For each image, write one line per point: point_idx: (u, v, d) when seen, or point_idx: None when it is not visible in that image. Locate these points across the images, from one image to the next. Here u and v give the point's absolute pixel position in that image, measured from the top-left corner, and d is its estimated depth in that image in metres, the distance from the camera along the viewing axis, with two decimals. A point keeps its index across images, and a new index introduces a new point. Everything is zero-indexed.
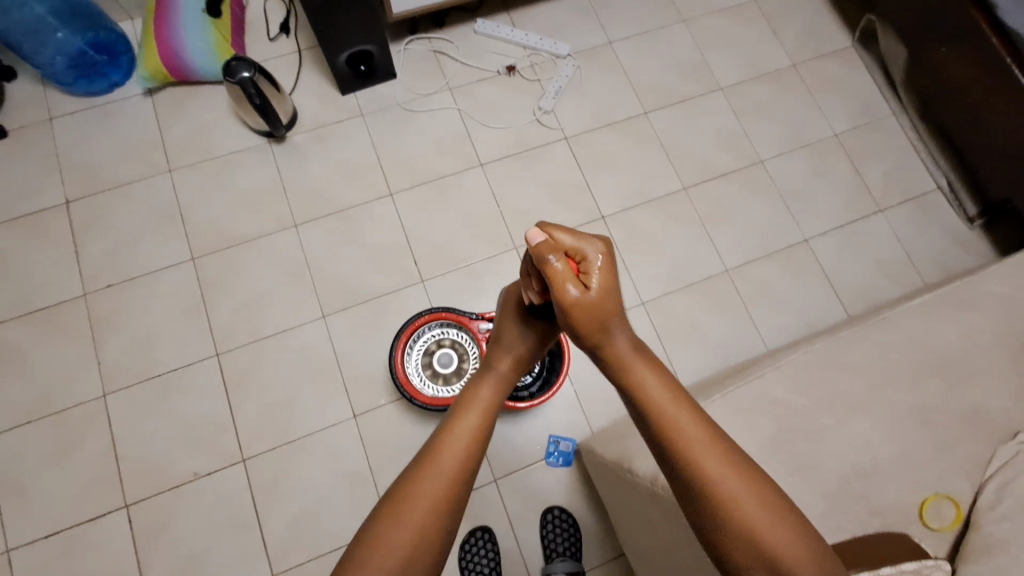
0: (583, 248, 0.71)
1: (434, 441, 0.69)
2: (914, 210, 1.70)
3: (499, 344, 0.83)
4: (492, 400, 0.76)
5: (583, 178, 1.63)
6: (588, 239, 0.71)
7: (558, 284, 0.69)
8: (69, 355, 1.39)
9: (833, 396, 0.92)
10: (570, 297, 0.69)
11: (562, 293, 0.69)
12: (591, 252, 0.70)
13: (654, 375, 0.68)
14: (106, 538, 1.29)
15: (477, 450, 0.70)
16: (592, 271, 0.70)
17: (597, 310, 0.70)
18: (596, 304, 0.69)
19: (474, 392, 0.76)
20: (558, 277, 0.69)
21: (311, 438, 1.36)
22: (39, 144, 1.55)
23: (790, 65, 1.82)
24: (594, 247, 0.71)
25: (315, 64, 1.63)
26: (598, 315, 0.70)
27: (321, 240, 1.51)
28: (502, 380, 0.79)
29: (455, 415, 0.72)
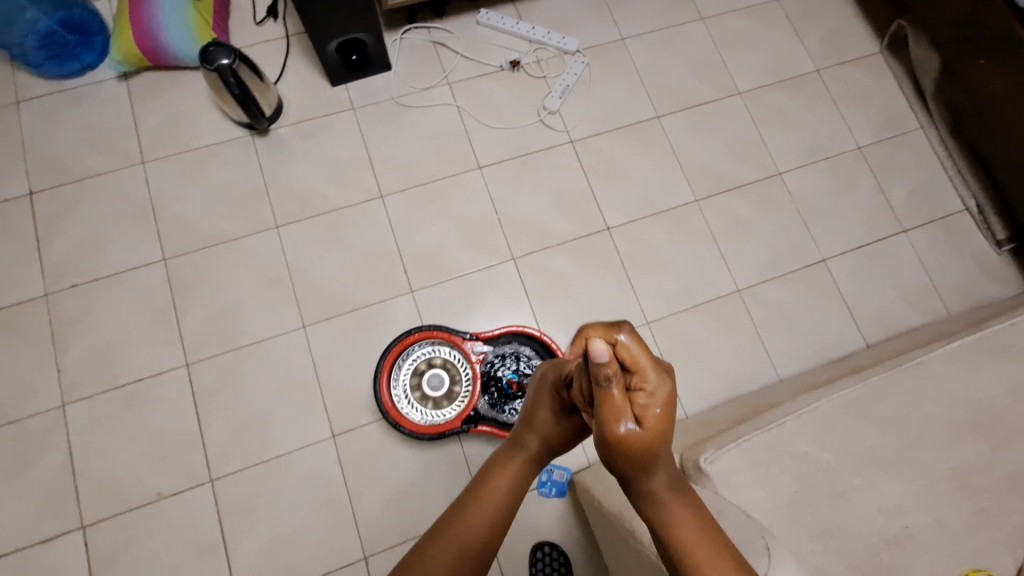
0: (652, 379, 0.55)
1: (449, 523, 0.62)
2: (940, 232, 1.59)
3: (530, 423, 0.69)
4: (513, 490, 0.66)
5: (588, 185, 1.52)
6: (660, 371, 0.56)
7: (613, 409, 0.54)
8: (28, 360, 1.29)
9: (859, 453, 0.82)
10: (622, 432, 0.55)
11: (611, 425, 0.55)
12: (656, 387, 0.55)
13: (700, 529, 0.58)
14: (60, 561, 1.19)
15: (491, 546, 0.62)
16: (653, 410, 0.56)
17: (647, 450, 0.57)
18: (648, 443, 0.57)
19: (497, 475, 0.67)
20: (617, 401, 0.54)
21: (286, 458, 1.26)
22: (3, 129, 1.43)
23: (813, 71, 1.70)
24: (659, 378, 0.56)
25: (304, 52, 1.51)
26: (646, 455, 0.57)
27: (304, 243, 1.40)
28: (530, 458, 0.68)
29: (474, 498, 0.65)
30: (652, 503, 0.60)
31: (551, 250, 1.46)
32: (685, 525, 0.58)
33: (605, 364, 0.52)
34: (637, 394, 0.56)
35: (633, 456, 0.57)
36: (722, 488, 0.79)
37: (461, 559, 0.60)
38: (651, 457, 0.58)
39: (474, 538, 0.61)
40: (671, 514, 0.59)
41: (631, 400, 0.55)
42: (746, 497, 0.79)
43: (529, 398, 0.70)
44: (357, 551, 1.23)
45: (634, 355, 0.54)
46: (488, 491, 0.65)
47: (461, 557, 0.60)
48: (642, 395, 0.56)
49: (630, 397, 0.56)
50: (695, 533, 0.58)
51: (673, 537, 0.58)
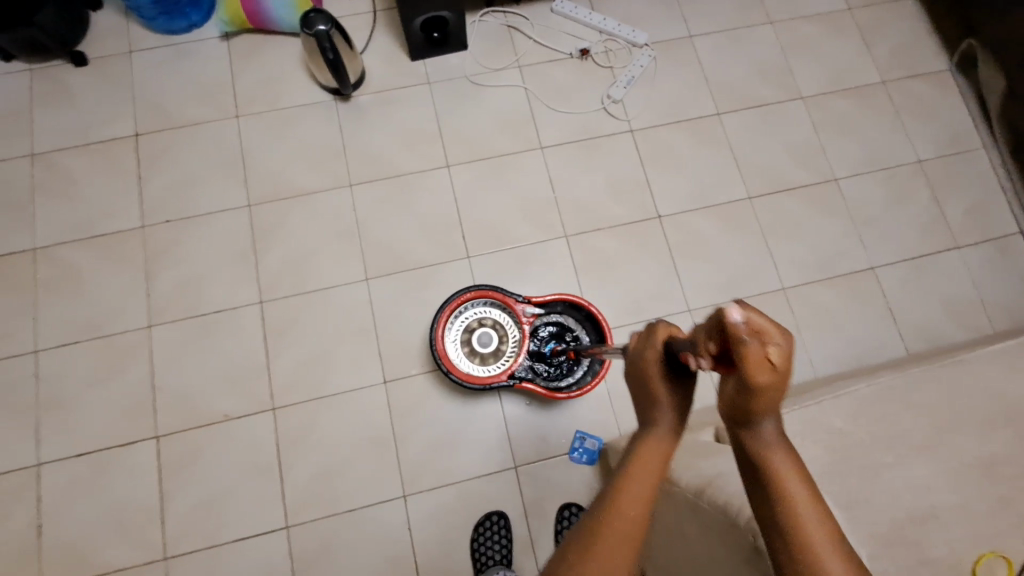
0: (778, 337, 0.49)
1: (601, 513, 0.58)
2: (994, 251, 1.58)
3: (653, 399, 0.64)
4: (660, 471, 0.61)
5: (643, 173, 1.58)
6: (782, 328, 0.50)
7: (752, 371, 0.49)
8: (122, 283, 1.43)
9: (894, 434, 0.86)
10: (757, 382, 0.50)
11: (749, 374, 0.49)
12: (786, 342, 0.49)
13: (807, 489, 0.55)
14: (137, 463, 1.33)
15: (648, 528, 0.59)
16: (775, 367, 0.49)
17: (769, 405, 0.53)
18: (774, 399, 0.52)
19: (641, 459, 0.62)
20: (757, 362, 0.48)
21: (339, 397, 1.37)
22: (117, 76, 1.58)
23: (879, 82, 1.71)
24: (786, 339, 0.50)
25: (388, 26, 1.62)
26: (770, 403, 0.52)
27: (373, 202, 1.50)
28: (668, 436, 0.63)
29: (621, 485, 0.60)
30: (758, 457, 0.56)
31: (602, 231, 1.52)
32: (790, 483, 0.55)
33: (742, 328, 0.48)
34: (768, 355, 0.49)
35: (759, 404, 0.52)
36: None
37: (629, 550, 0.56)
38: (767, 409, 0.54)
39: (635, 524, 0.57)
40: (779, 470, 0.55)
41: (765, 364, 0.49)
42: None
43: (637, 367, 0.64)
44: (397, 489, 1.32)
45: (758, 320, 0.49)
46: (634, 479, 0.60)
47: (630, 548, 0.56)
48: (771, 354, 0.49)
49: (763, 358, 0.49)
50: (800, 493, 0.55)
51: (780, 492, 0.54)
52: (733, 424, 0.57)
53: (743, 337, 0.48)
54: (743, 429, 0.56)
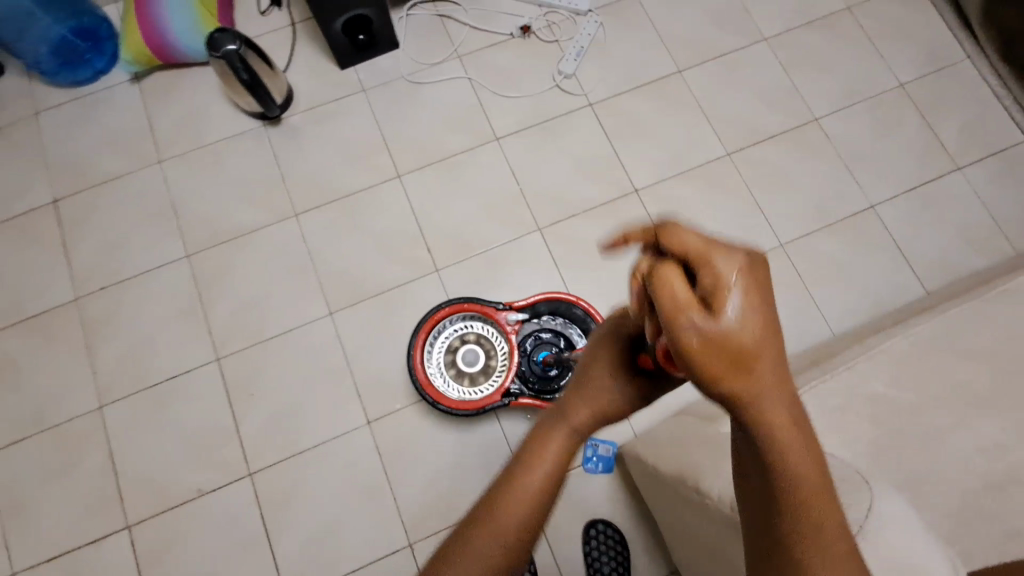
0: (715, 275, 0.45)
1: (503, 484, 0.64)
2: (997, 165, 1.47)
3: (557, 416, 0.66)
4: (546, 477, 0.63)
5: (611, 146, 1.46)
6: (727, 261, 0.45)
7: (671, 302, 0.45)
8: (63, 366, 1.29)
9: (943, 390, 0.73)
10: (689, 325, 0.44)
11: (675, 314, 0.45)
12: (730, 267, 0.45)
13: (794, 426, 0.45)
14: (109, 562, 1.19)
15: (541, 511, 0.63)
16: (724, 292, 0.45)
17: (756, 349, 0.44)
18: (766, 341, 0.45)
19: (527, 466, 0.64)
20: (740, 291, 0.45)
21: (322, 448, 1.24)
22: (24, 141, 1.44)
23: (844, 8, 1.60)
24: (733, 269, 0.45)
25: (309, 37, 1.48)
26: (725, 353, 0.44)
27: (324, 229, 1.37)
28: (549, 481, 0.64)
29: (518, 472, 0.64)
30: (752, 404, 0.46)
31: (578, 217, 1.39)
32: (771, 422, 0.45)
33: (715, 315, 0.44)
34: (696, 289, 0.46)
35: (708, 355, 0.44)
36: None
37: (529, 514, 0.62)
38: (748, 355, 0.44)
39: (523, 512, 0.61)
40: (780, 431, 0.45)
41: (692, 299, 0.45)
42: (826, 444, 0.72)
43: (556, 414, 0.67)
44: (402, 538, 1.19)
45: (709, 241, 0.46)
46: (525, 471, 0.64)
47: (524, 520, 0.61)
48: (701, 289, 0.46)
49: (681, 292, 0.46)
50: (783, 444, 0.45)
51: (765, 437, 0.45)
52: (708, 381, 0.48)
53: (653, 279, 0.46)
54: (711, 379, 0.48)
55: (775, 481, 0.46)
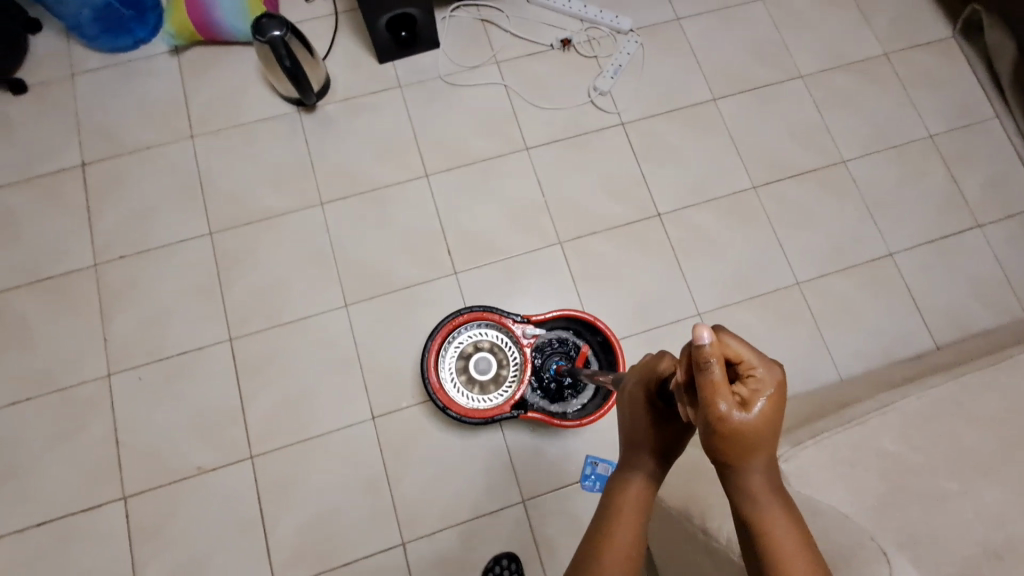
0: (754, 364, 0.52)
1: (591, 543, 0.60)
2: (1017, 226, 1.48)
3: (629, 456, 0.64)
4: (633, 523, 0.61)
5: (639, 168, 1.46)
6: (763, 358, 0.53)
7: (715, 392, 0.49)
8: (76, 329, 1.30)
9: (953, 454, 0.74)
10: (726, 412, 0.50)
11: (714, 400, 0.50)
12: (759, 374, 0.52)
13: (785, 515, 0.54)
14: (103, 529, 1.20)
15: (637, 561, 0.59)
16: (759, 394, 0.51)
17: (765, 443, 0.52)
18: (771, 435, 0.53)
19: (612, 516, 0.61)
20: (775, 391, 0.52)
21: (325, 438, 1.24)
22: (58, 101, 1.44)
23: (882, 54, 1.60)
24: (767, 370, 0.53)
25: (351, 28, 1.49)
26: (748, 441, 0.51)
27: (348, 221, 1.37)
28: (637, 527, 0.61)
29: (603, 526, 0.61)
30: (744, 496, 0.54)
31: (599, 235, 1.40)
32: (765, 511, 0.53)
33: (746, 406, 0.51)
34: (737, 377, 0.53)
35: (737, 440, 0.51)
36: (800, 487, 0.74)
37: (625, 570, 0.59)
38: (754, 449, 0.52)
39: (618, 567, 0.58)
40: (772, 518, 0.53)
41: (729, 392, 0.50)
42: (833, 494, 0.73)
43: (626, 453, 0.64)
44: (395, 536, 1.20)
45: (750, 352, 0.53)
46: (611, 524, 0.60)
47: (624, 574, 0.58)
48: (744, 377, 0.53)
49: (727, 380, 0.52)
50: (776, 529, 0.53)
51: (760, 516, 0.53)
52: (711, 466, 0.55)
53: (710, 364, 0.48)
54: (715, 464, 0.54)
55: (764, 554, 0.53)
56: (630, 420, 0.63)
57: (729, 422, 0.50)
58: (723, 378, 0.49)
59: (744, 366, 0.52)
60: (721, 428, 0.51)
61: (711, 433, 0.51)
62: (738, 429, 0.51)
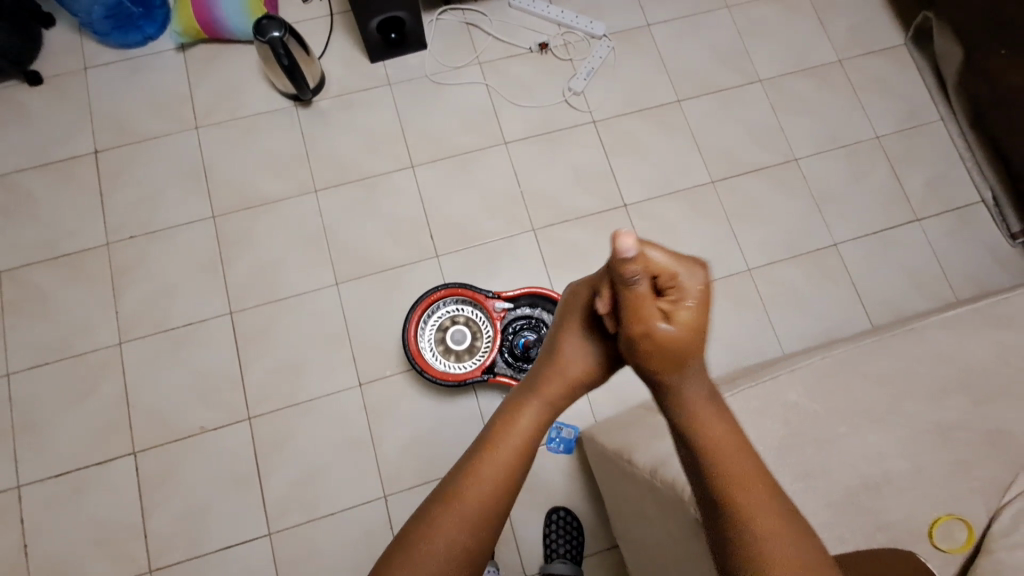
0: (678, 272, 0.69)
1: (491, 429, 0.76)
2: (953, 221, 1.62)
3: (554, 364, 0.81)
4: (527, 425, 0.76)
5: (608, 162, 1.60)
6: (685, 263, 0.69)
7: (631, 306, 0.69)
8: (89, 302, 1.43)
9: (846, 405, 0.90)
10: (644, 326, 0.69)
11: (637, 317, 0.70)
12: (688, 283, 0.69)
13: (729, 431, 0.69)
14: (113, 481, 1.33)
15: (523, 458, 0.74)
16: (681, 308, 0.70)
17: (683, 347, 0.70)
18: (698, 344, 0.71)
19: (517, 410, 0.78)
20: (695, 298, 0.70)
21: (316, 402, 1.38)
22: (71, 92, 1.56)
23: (836, 61, 1.74)
24: (693, 279, 0.69)
25: (346, 29, 1.62)
26: (670, 349, 0.70)
27: (339, 207, 1.50)
28: (531, 430, 0.76)
29: (507, 420, 0.77)
30: (703, 435, 0.69)
31: (570, 224, 1.54)
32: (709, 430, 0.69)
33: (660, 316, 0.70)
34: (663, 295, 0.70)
35: (658, 352, 0.70)
36: None
37: (508, 458, 0.73)
38: (676, 356, 0.70)
39: (504, 450, 0.73)
40: (739, 462, 0.66)
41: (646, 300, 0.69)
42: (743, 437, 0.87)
43: (538, 368, 0.82)
44: (378, 489, 1.34)
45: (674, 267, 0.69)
46: (511, 420, 0.76)
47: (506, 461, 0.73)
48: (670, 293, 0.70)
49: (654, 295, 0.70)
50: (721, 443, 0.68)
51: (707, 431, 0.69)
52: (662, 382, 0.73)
53: (634, 279, 0.67)
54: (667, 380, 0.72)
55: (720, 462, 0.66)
56: (567, 331, 0.82)
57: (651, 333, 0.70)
58: (645, 292, 0.69)
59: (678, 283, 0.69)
60: (648, 339, 0.70)
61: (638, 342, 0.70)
62: (660, 335, 0.69)
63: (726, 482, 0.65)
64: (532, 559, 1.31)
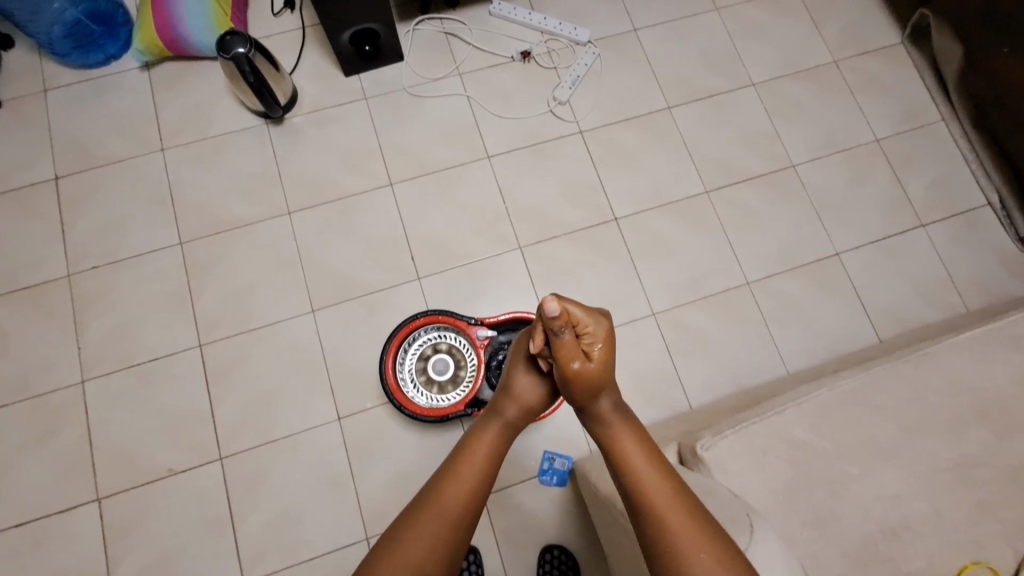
0: (589, 321, 0.77)
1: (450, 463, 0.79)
2: (959, 225, 1.55)
3: (505, 396, 0.85)
4: (484, 457, 0.80)
5: (596, 174, 1.52)
6: (595, 313, 0.78)
7: (560, 352, 0.76)
8: (50, 338, 1.34)
9: (859, 440, 0.81)
10: (571, 366, 0.76)
11: (563, 359, 0.76)
12: (598, 327, 0.77)
13: (645, 450, 0.74)
14: (76, 529, 1.24)
15: (482, 487, 0.78)
16: (595, 346, 0.78)
17: (601, 381, 0.78)
18: (610, 375, 0.79)
19: (472, 443, 0.81)
20: (609, 339, 0.78)
21: (292, 438, 1.29)
22: (30, 116, 1.48)
23: (831, 62, 1.67)
24: (603, 323, 0.78)
25: (318, 43, 1.54)
26: (590, 383, 0.78)
27: (315, 229, 1.43)
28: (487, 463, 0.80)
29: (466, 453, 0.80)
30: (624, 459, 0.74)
31: (558, 239, 1.46)
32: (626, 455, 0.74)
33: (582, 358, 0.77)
34: (581, 336, 0.77)
35: (580, 385, 0.77)
36: (717, 474, 0.80)
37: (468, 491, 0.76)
38: (596, 388, 0.78)
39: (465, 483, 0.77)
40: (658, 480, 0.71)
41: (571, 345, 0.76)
42: (747, 481, 0.79)
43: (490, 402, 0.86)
44: (359, 531, 1.25)
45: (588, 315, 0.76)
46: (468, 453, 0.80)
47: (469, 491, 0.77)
48: (585, 335, 0.77)
49: (576, 339, 0.77)
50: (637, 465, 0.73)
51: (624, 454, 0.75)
52: (584, 408, 0.81)
53: (559, 330, 0.74)
54: (587, 407, 0.80)
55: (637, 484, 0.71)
56: (510, 373, 0.86)
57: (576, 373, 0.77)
58: (568, 340, 0.75)
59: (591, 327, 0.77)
60: (573, 377, 0.77)
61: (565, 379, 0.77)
62: (582, 373, 0.77)
63: (644, 502, 0.69)
64: None
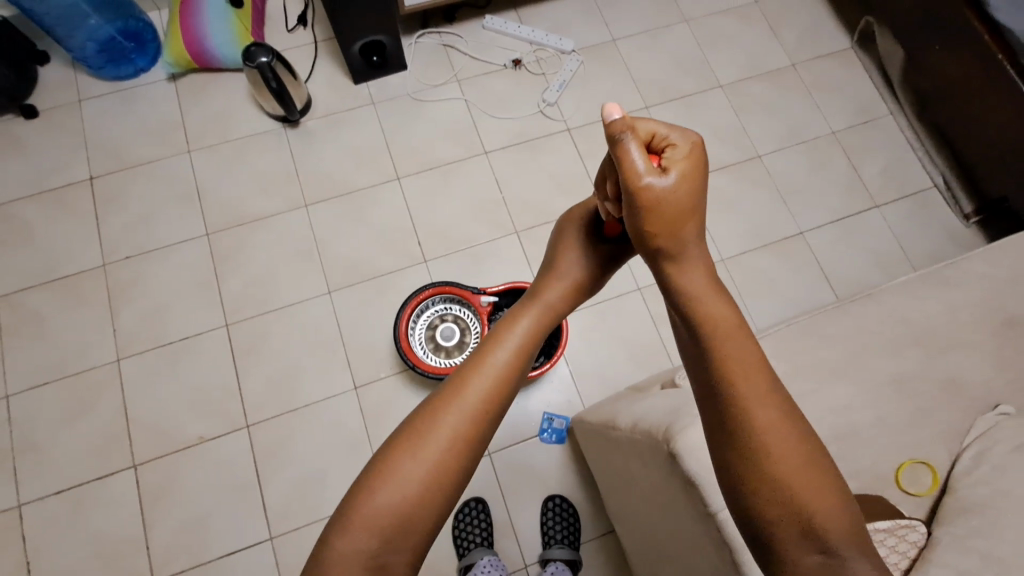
0: (670, 134, 0.66)
1: (490, 338, 0.69)
2: (910, 205, 1.73)
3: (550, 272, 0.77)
4: (527, 336, 0.70)
5: (583, 166, 1.69)
6: (677, 127, 0.67)
7: (623, 163, 0.63)
8: (86, 321, 1.46)
9: (812, 366, 0.96)
10: (644, 183, 0.62)
11: (633, 176, 0.62)
12: (683, 140, 0.66)
13: (721, 303, 0.63)
14: (113, 495, 1.34)
15: (516, 376, 0.67)
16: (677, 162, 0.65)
17: (683, 209, 0.64)
18: (694, 207, 0.65)
19: (509, 323, 0.71)
20: (699, 153, 0.65)
21: (312, 406, 1.41)
22: (66, 123, 1.63)
23: (790, 65, 1.87)
24: (686, 138, 0.66)
25: (330, 55, 1.71)
26: (671, 211, 0.64)
27: (330, 219, 1.57)
28: (526, 344, 0.69)
29: (507, 329, 0.70)
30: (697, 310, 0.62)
31: (550, 224, 1.61)
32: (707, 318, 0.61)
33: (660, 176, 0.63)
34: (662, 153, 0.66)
35: (654, 213, 0.63)
36: None
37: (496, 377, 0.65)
38: (676, 221, 0.64)
39: (500, 363, 0.66)
40: (731, 340, 0.59)
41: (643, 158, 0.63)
42: None
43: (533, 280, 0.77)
44: None
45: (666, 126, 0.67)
46: (511, 330, 0.69)
47: (497, 377, 0.65)
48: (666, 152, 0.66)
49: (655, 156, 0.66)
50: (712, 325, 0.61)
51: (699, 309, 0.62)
52: (659, 256, 0.66)
53: (621, 134, 0.62)
54: (659, 253, 0.66)
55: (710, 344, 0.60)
56: (553, 252, 0.79)
57: (656, 201, 0.63)
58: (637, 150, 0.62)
59: (669, 141, 0.67)
60: (644, 200, 0.63)
61: (636, 203, 0.63)
62: (659, 195, 0.63)
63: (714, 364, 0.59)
64: (531, 549, 1.34)
